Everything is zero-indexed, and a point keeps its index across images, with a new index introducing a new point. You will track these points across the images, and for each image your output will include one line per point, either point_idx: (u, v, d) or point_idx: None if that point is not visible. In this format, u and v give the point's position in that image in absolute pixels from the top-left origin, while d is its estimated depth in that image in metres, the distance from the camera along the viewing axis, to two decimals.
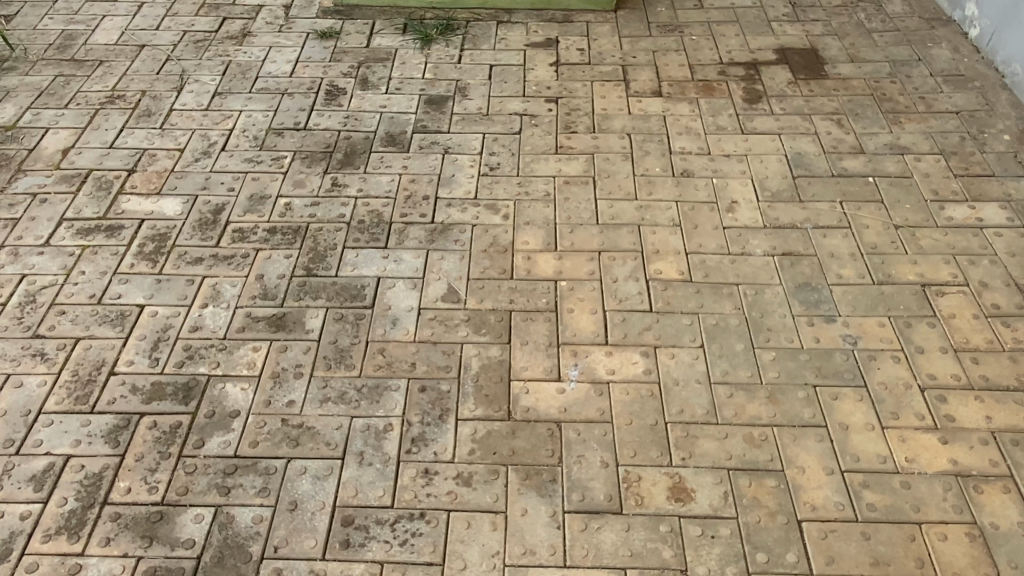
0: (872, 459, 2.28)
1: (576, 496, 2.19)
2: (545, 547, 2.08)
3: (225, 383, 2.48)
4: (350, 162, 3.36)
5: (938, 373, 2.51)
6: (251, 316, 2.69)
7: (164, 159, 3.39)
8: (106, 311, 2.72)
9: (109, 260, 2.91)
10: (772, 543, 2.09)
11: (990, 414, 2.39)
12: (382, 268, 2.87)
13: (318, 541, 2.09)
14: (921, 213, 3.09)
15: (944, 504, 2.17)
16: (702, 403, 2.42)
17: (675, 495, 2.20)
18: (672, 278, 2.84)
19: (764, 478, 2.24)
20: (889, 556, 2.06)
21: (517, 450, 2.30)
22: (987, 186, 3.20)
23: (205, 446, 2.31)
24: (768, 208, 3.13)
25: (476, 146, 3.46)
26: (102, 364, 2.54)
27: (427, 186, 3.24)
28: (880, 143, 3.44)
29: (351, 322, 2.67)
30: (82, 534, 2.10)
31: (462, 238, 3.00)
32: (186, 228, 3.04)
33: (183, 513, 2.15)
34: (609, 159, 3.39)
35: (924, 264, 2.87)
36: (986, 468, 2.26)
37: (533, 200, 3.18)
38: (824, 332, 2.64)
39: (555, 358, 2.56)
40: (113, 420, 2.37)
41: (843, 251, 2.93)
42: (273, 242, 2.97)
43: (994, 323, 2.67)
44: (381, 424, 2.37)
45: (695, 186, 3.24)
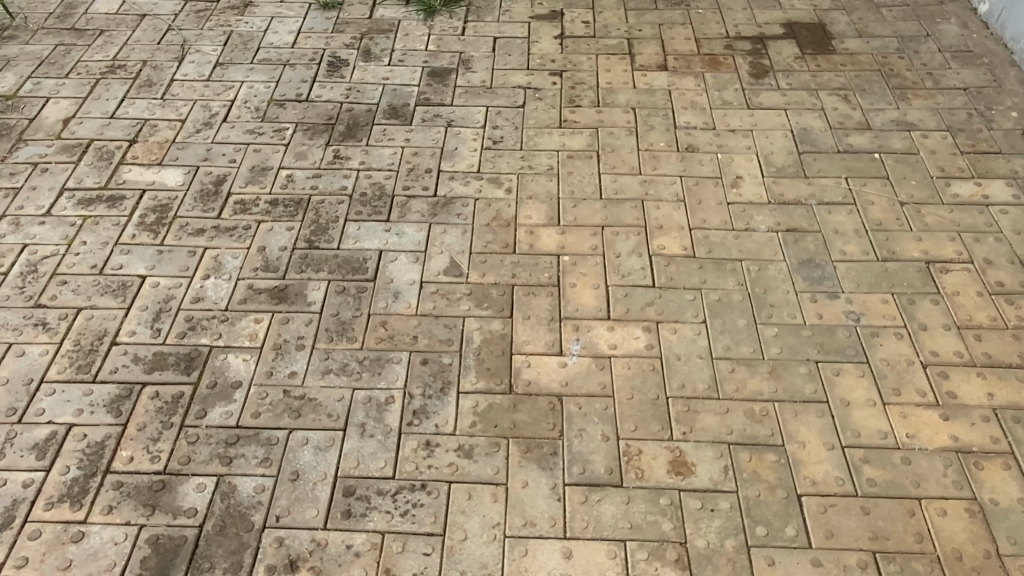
0: (872, 435, 2.28)
1: (577, 469, 2.20)
2: (546, 519, 2.09)
3: (227, 354, 2.48)
4: (351, 134, 3.34)
5: (940, 350, 2.50)
6: (253, 287, 2.69)
7: (165, 129, 3.37)
8: (108, 281, 2.72)
9: (110, 230, 2.90)
10: (771, 517, 2.10)
11: (992, 391, 2.39)
12: (384, 241, 2.86)
13: (319, 511, 2.10)
14: (927, 190, 3.07)
15: (944, 480, 2.18)
16: (704, 378, 2.42)
17: (676, 468, 2.20)
18: (675, 253, 2.83)
19: (765, 452, 2.24)
20: (887, 531, 2.07)
21: (518, 423, 2.31)
22: (993, 163, 3.17)
23: (207, 416, 2.31)
24: (773, 184, 3.11)
25: (479, 119, 3.43)
26: (104, 334, 2.54)
27: (430, 159, 3.22)
28: (886, 120, 3.40)
29: (353, 295, 2.67)
30: (85, 502, 2.11)
31: (464, 212, 2.98)
32: (188, 200, 3.03)
33: (185, 482, 2.16)
34: (613, 133, 3.37)
35: (929, 241, 2.86)
36: (986, 445, 2.26)
37: (536, 174, 3.17)
38: (827, 309, 2.63)
39: (557, 332, 2.56)
40: (115, 390, 2.38)
41: (847, 228, 2.91)
42: (275, 215, 2.96)
43: (998, 301, 2.65)
44: (383, 396, 2.37)
45: (699, 161, 3.22)
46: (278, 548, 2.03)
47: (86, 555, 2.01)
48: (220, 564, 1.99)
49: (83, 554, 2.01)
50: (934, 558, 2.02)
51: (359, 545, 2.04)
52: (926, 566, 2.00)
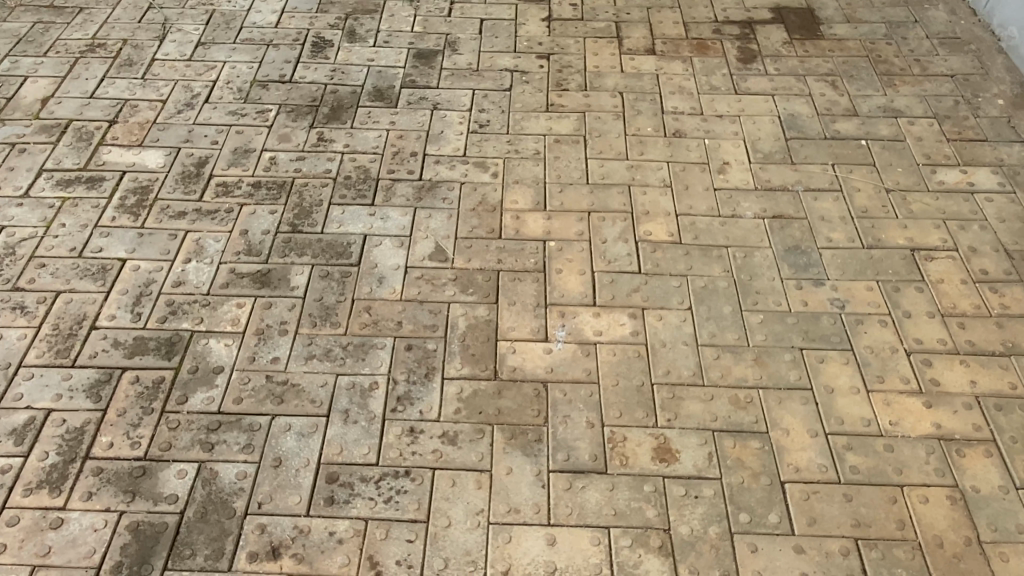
0: (856, 423, 2.29)
1: (561, 456, 2.19)
2: (530, 506, 2.09)
3: (209, 339, 2.45)
4: (336, 117, 3.30)
5: (924, 338, 2.51)
6: (236, 272, 2.66)
7: (146, 110, 3.31)
8: (87, 264, 2.67)
9: (90, 212, 2.86)
10: (755, 504, 2.10)
11: (975, 378, 2.41)
12: (368, 225, 2.83)
13: (302, 497, 2.09)
14: (913, 177, 3.07)
15: (927, 467, 2.19)
16: (689, 365, 2.42)
17: (660, 455, 2.20)
18: (661, 239, 2.82)
19: (749, 440, 2.24)
20: (870, 517, 2.09)
21: (503, 409, 2.30)
22: (980, 151, 3.18)
23: (188, 402, 2.29)
24: (760, 170, 3.10)
25: (466, 102, 3.40)
26: (84, 318, 2.50)
27: (415, 142, 3.18)
28: (874, 106, 3.40)
29: (336, 279, 2.64)
30: (64, 488, 2.09)
31: (450, 196, 2.96)
32: (169, 181, 2.99)
33: (166, 469, 2.13)
34: (600, 118, 3.34)
35: (914, 229, 2.86)
36: (969, 432, 2.27)
37: (523, 158, 3.14)
38: (812, 296, 2.63)
39: (542, 319, 2.55)
40: (95, 375, 2.35)
41: (833, 215, 2.91)
42: (258, 198, 2.92)
43: (982, 289, 2.67)
44: (367, 382, 2.36)
45: (686, 147, 3.20)
46: (260, 535, 2.01)
47: (65, 542, 1.98)
48: (201, 551, 1.97)
49: (62, 541, 1.99)
50: (915, 545, 2.03)
51: (342, 532, 2.02)
52: (907, 552, 2.02)
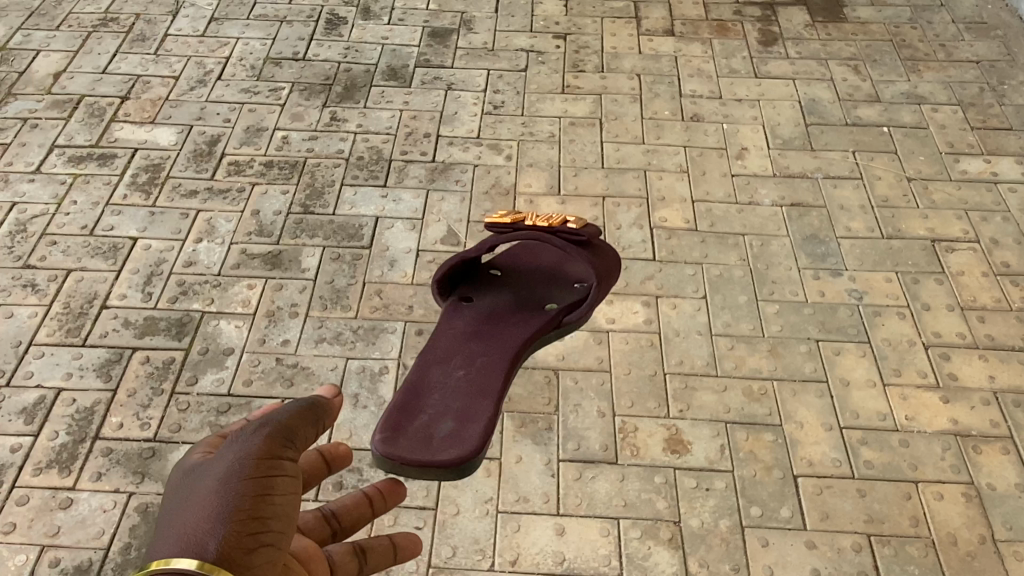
0: (871, 417, 2.26)
1: (572, 445, 2.18)
2: (539, 495, 2.07)
3: (219, 320, 2.44)
4: (349, 96, 3.26)
5: (943, 331, 2.47)
6: (247, 252, 2.64)
7: (158, 86, 3.28)
8: (98, 243, 2.66)
9: (101, 190, 2.84)
10: (766, 498, 2.08)
11: (993, 373, 2.37)
12: (380, 207, 2.80)
13: None
14: (935, 166, 3.01)
15: (942, 463, 2.16)
16: (702, 355, 2.39)
17: (671, 446, 2.18)
18: (677, 226, 2.78)
19: (762, 432, 2.22)
20: (883, 513, 2.06)
21: (514, 396, 2.28)
22: (1004, 140, 3.11)
23: (198, 383, 2.28)
24: (779, 156, 3.04)
25: (480, 83, 3.35)
26: (94, 297, 2.49)
27: (429, 123, 3.14)
28: (897, 92, 3.33)
29: (348, 262, 2.62)
30: (74, 468, 2.09)
31: (463, 178, 2.92)
32: (181, 159, 2.97)
33: (175, 450, 2.13)
34: (617, 100, 3.29)
35: (935, 219, 2.81)
36: (986, 428, 2.24)
37: (537, 141, 3.10)
38: (829, 287, 2.59)
39: None
40: (105, 354, 2.34)
41: (853, 203, 2.86)
42: (270, 177, 2.90)
43: (1003, 282, 2.62)
44: (377, 366, 2.34)
45: (704, 131, 3.15)
46: None
47: (74, 522, 1.99)
48: None
49: (71, 522, 1.99)
50: (928, 543, 2.01)
51: None
52: (920, 550, 1.99)
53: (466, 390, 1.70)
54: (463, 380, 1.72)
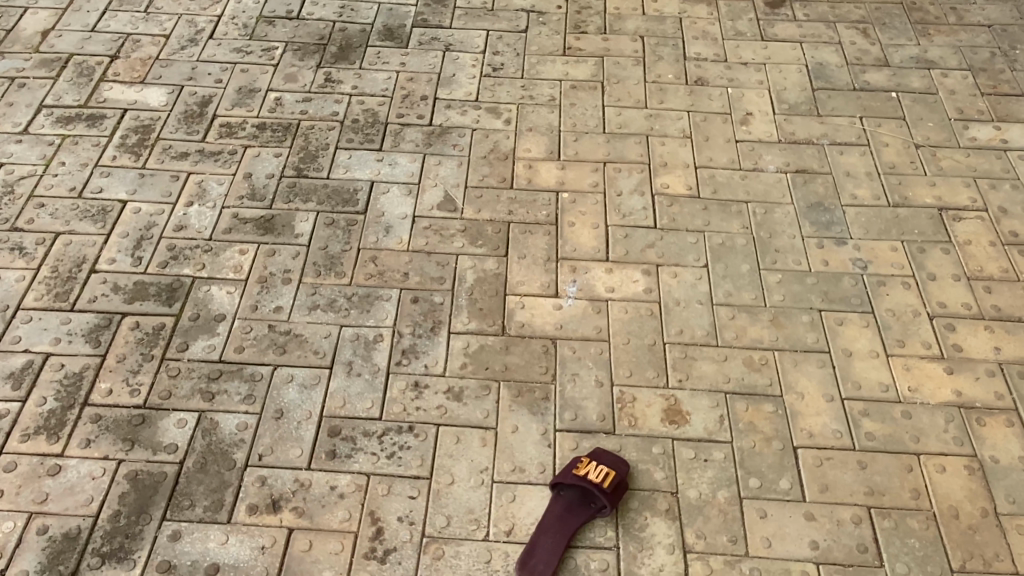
0: (873, 388, 2.22)
1: (569, 415, 2.14)
2: (535, 466, 2.04)
3: (211, 286, 2.39)
4: (344, 56, 3.17)
5: (948, 302, 2.42)
6: (239, 217, 2.58)
7: (148, 45, 3.20)
8: (87, 205, 2.60)
9: (90, 151, 2.78)
10: (766, 469, 2.05)
11: (999, 345, 2.33)
12: (376, 172, 2.74)
13: (304, 451, 2.05)
14: (943, 133, 2.93)
15: (945, 436, 2.13)
16: (703, 325, 2.35)
17: (670, 417, 2.15)
18: (679, 193, 2.72)
19: (762, 403, 2.18)
20: (884, 486, 2.03)
21: (510, 366, 2.24)
22: (1015, 106, 3.03)
23: (189, 349, 2.24)
24: (785, 121, 2.97)
25: (479, 44, 3.26)
26: (83, 261, 2.44)
27: (426, 85, 3.06)
28: (906, 56, 3.24)
29: (342, 228, 2.56)
30: (62, 435, 2.06)
31: (461, 142, 2.86)
32: (171, 120, 2.89)
33: (166, 417, 2.09)
34: (620, 63, 3.20)
35: (943, 187, 2.75)
36: (990, 400, 2.20)
37: (537, 104, 3.02)
38: (834, 256, 2.54)
39: (553, 274, 2.47)
40: (94, 319, 2.30)
41: (859, 170, 2.80)
42: (263, 140, 2.83)
43: (1010, 252, 2.56)
44: (371, 334, 2.30)
45: (708, 96, 3.07)
46: (261, 487, 1.98)
47: (62, 490, 1.96)
48: (201, 502, 1.95)
49: (60, 489, 1.96)
50: (929, 516, 1.98)
51: (344, 487, 1.99)
52: (921, 523, 1.97)
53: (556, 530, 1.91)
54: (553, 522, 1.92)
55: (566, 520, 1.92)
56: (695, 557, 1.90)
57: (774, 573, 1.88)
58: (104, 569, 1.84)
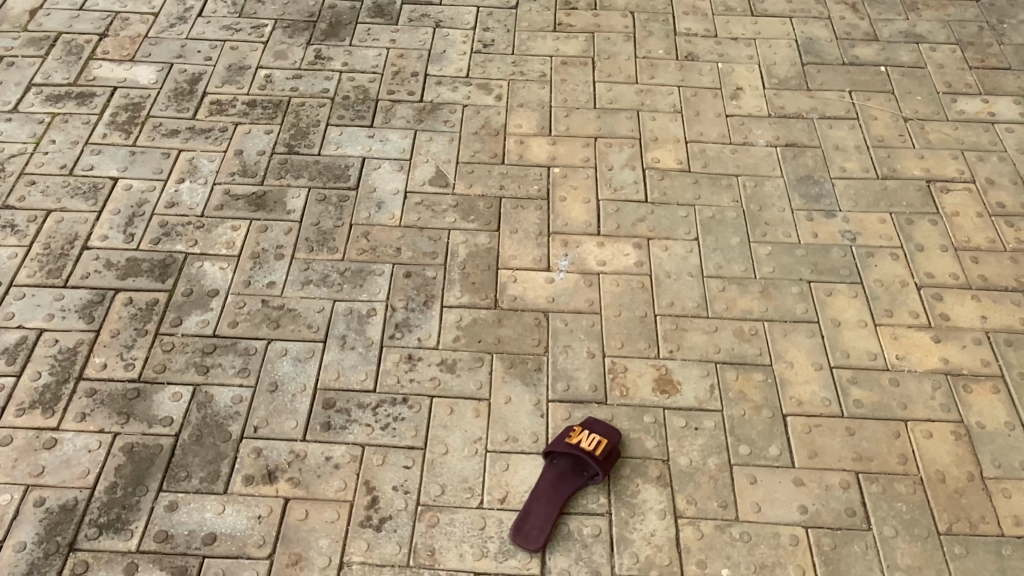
0: (862, 356, 2.25)
1: (561, 386, 2.16)
2: (528, 435, 2.07)
3: (203, 262, 2.40)
4: (334, 34, 3.16)
5: (936, 272, 2.45)
6: (230, 194, 2.58)
7: (137, 23, 3.18)
8: (78, 183, 2.60)
9: (80, 129, 2.77)
10: (755, 436, 2.08)
11: (986, 313, 2.35)
12: (367, 148, 2.74)
13: (299, 422, 2.07)
14: (932, 106, 2.95)
15: (932, 402, 2.16)
16: (693, 296, 2.37)
17: (661, 387, 2.17)
18: (669, 167, 2.73)
19: (752, 372, 2.21)
20: (872, 452, 2.06)
21: (503, 338, 2.26)
22: (1003, 80, 3.05)
23: (183, 324, 2.25)
24: (774, 96, 2.98)
25: (470, 21, 3.26)
26: (75, 238, 2.44)
27: (416, 62, 3.06)
28: (895, 31, 3.25)
29: (334, 204, 2.57)
30: (57, 409, 2.07)
31: (452, 119, 2.86)
32: (161, 98, 2.89)
33: (161, 391, 2.11)
34: (610, 39, 3.20)
35: (931, 159, 2.77)
36: (976, 368, 2.23)
37: (528, 80, 3.02)
38: (823, 228, 2.56)
39: (545, 248, 2.48)
40: (87, 295, 2.30)
41: (848, 143, 2.81)
42: (253, 117, 2.83)
43: (997, 222, 2.59)
44: (364, 308, 2.31)
45: (699, 71, 3.08)
46: (256, 459, 2.00)
47: (58, 463, 1.97)
48: (197, 473, 1.96)
49: (56, 462, 1.98)
50: (917, 480, 2.02)
51: (339, 457, 2.01)
52: (908, 487, 2.00)
53: (548, 496, 1.94)
54: (545, 488, 1.95)
55: (557, 488, 1.95)
56: (686, 522, 1.93)
57: (764, 537, 1.91)
58: (101, 539, 1.85)
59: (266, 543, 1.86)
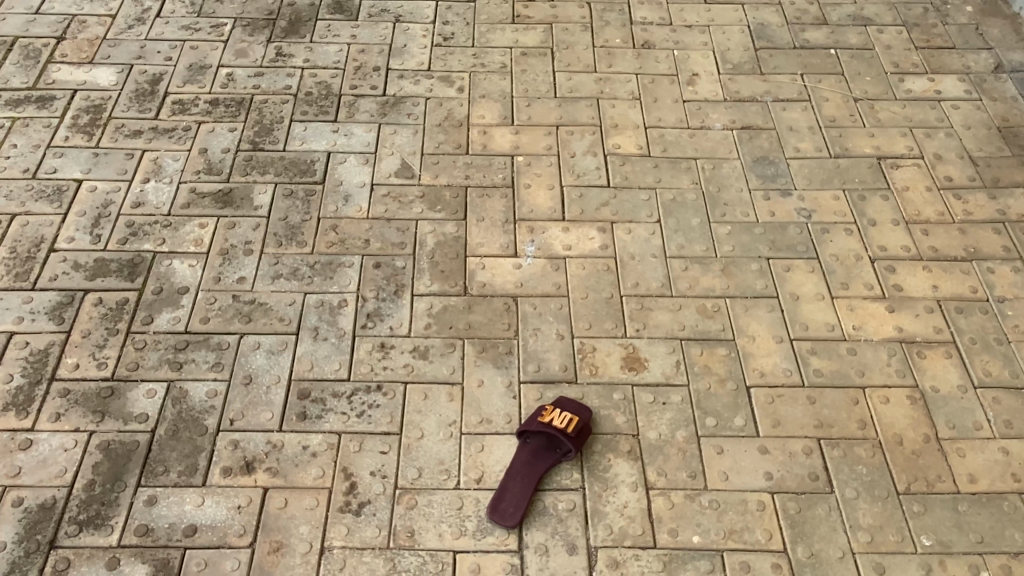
0: (820, 328, 2.33)
1: (532, 367, 2.21)
2: (501, 416, 2.12)
3: (172, 260, 2.41)
4: (294, 31, 3.18)
5: (889, 245, 2.54)
6: (197, 191, 2.59)
7: (95, 25, 3.16)
8: (41, 186, 2.59)
9: (41, 132, 2.76)
10: (721, 408, 2.15)
11: (937, 283, 2.45)
12: (332, 142, 2.77)
13: (275, 414, 2.09)
14: (881, 86, 3.05)
15: (888, 369, 2.25)
16: (657, 277, 2.44)
17: (629, 364, 2.23)
18: (630, 152, 2.80)
19: (716, 347, 2.28)
20: (832, 418, 2.14)
21: (473, 323, 2.30)
22: (948, 58, 3.16)
23: (154, 322, 2.26)
24: (729, 81, 3.06)
25: (429, 15, 3.29)
26: (42, 241, 2.44)
27: (378, 56, 3.09)
28: (844, 15, 3.35)
29: (301, 198, 2.59)
30: (31, 410, 2.07)
31: (415, 111, 2.89)
32: (122, 99, 2.88)
33: (135, 388, 2.12)
34: (568, 29, 3.26)
35: (881, 137, 2.87)
36: (929, 335, 2.33)
37: (489, 72, 3.07)
38: (779, 206, 2.64)
39: (511, 235, 2.53)
40: (56, 297, 2.31)
41: (801, 124, 2.90)
42: (217, 115, 2.84)
43: (946, 195, 2.69)
44: (336, 300, 2.34)
45: (655, 58, 3.15)
46: (233, 451, 2.02)
47: (35, 463, 1.98)
48: (175, 467, 1.98)
49: (32, 462, 1.98)
50: (875, 444, 2.10)
51: (316, 446, 2.04)
52: (868, 450, 2.09)
53: (523, 473, 1.99)
54: (521, 465, 2.01)
55: (532, 465, 2.00)
56: (657, 493, 1.99)
57: (732, 503, 1.98)
58: (81, 536, 1.87)
59: (247, 532, 1.89)
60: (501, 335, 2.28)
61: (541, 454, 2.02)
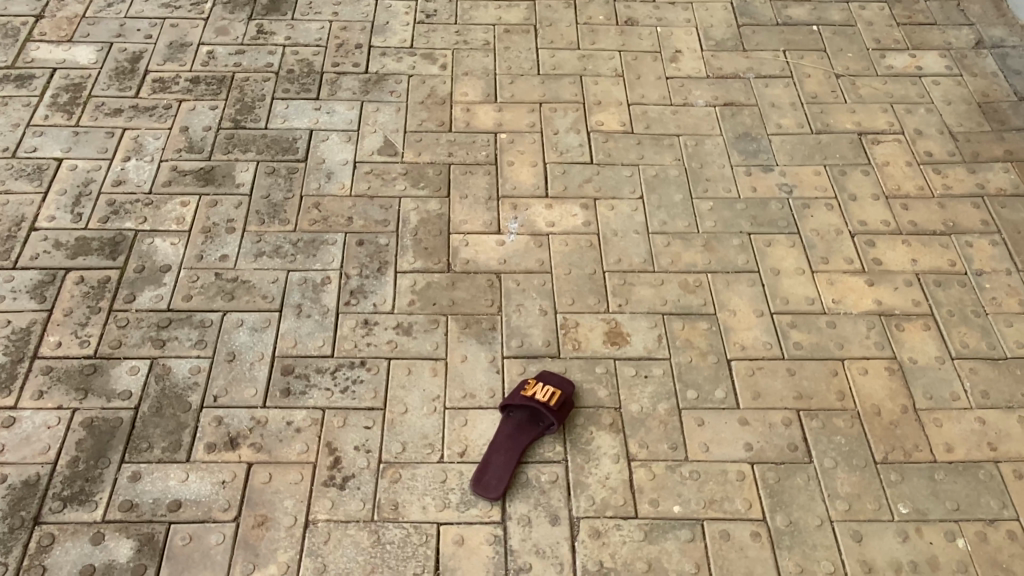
0: (801, 302, 2.35)
1: (515, 343, 2.23)
2: (485, 391, 2.13)
3: (154, 238, 2.40)
4: (275, 8, 3.15)
5: (869, 220, 2.56)
6: (178, 170, 2.58)
7: (73, 3, 3.12)
8: (21, 165, 2.57)
9: (20, 111, 2.73)
10: (702, 381, 2.17)
11: (916, 256, 2.48)
12: (314, 120, 2.76)
13: (258, 390, 2.10)
14: (863, 62, 3.06)
15: (867, 341, 2.27)
16: (639, 252, 2.45)
17: (611, 339, 2.25)
18: (613, 129, 2.80)
19: (697, 321, 2.30)
20: (811, 390, 2.17)
21: (457, 300, 2.31)
22: (929, 35, 3.17)
23: (136, 300, 2.26)
24: (712, 57, 3.06)
25: None
26: (22, 220, 2.42)
27: (360, 34, 3.07)
28: None
29: (284, 176, 2.59)
30: (14, 388, 2.07)
31: (398, 89, 2.88)
32: (102, 77, 2.86)
33: (118, 366, 2.12)
34: (551, 7, 3.25)
35: (863, 113, 2.88)
36: (908, 308, 2.35)
37: (472, 49, 3.06)
38: (761, 182, 2.65)
39: (494, 211, 2.54)
40: (37, 276, 2.30)
41: (784, 101, 2.91)
42: (197, 93, 2.82)
43: (925, 170, 2.71)
44: (319, 277, 2.34)
45: (638, 35, 3.14)
46: (217, 427, 2.03)
47: (18, 440, 1.98)
48: (158, 444, 1.99)
49: (16, 439, 1.98)
50: (854, 415, 2.13)
51: (300, 421, 2.05)
52: (846, 421, 2.12)
53: (506, 447, 2.00)
54: (503, 439, 2.02)
55: (515, 438, 2.02)
56: (639, 465, 2.01)
57: (713, 474, 2.01)
58: (66, 512, 1.87)
59: (231, 507, 1.90)
60: (485, 311, 2.29)
61: (523, 429, 2.03)
